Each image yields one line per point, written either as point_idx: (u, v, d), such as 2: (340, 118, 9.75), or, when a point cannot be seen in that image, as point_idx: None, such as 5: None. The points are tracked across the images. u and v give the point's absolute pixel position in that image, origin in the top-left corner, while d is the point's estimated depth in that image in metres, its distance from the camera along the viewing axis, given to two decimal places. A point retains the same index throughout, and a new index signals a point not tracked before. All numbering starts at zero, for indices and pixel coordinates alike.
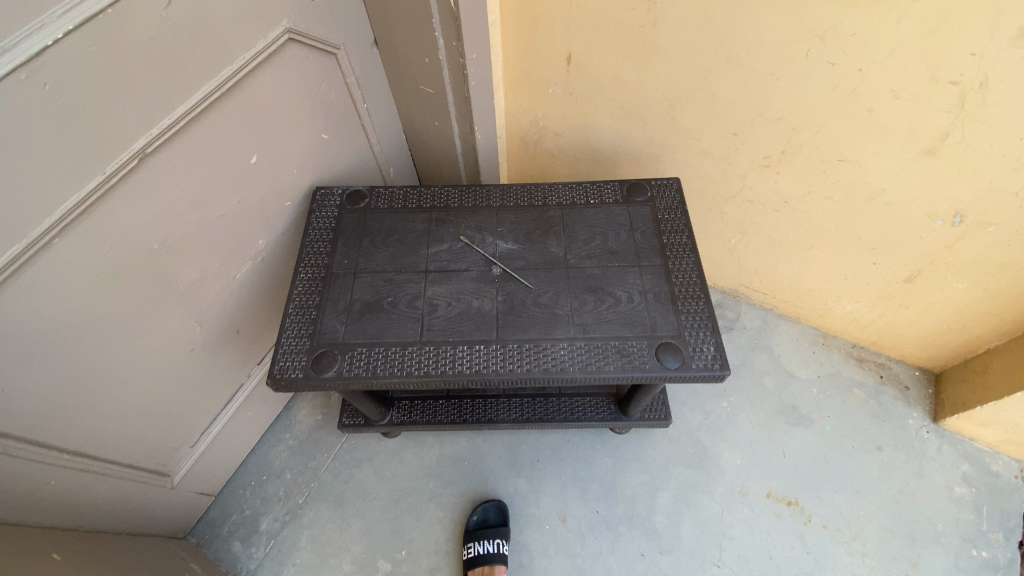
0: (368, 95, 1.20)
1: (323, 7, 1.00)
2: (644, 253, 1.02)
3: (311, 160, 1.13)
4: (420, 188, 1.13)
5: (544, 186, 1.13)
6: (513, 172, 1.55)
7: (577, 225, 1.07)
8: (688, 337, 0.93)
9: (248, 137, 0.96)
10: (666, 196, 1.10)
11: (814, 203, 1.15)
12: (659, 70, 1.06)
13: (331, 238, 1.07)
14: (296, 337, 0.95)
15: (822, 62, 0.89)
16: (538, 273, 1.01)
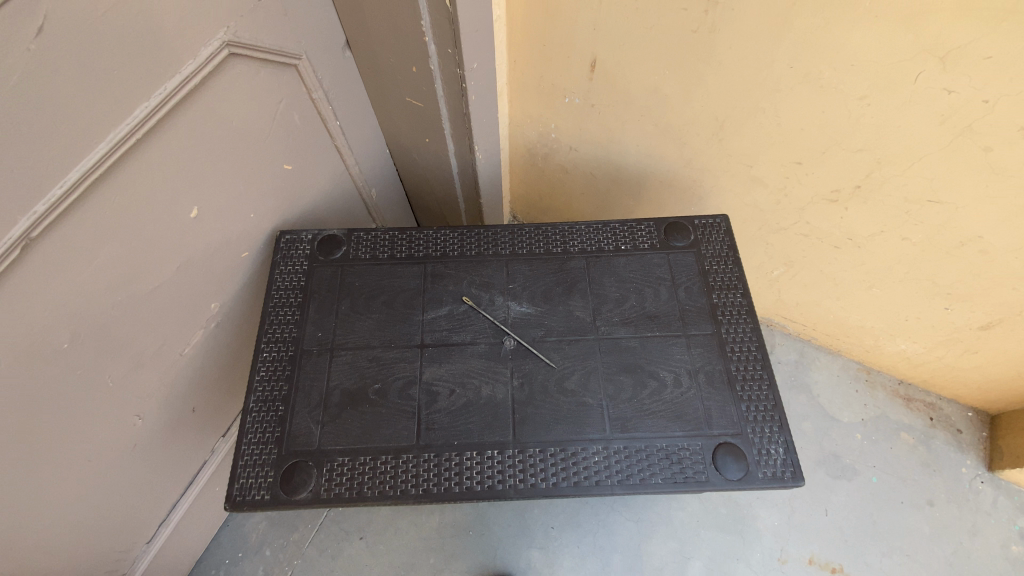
0: (340, 110, 0.97)
1: (275, 7, 0.76)
2: (691, 318, 0.83)
3: (271, 198, 0.91)
4: (411, 230, 0.91)
5: (564, 226, 0.92)
6: (517, 188, 1.33)
7: (608, 279, 0.87)
8: (751, 435, 0.75)
9: (183, 182, 0.74)
10: (714, 239, 0.90)
11: (885, 244, 0.97)
12: (709, 86, 0.84)
13: (300, 301, 0.86)
14: (260, 441, 0.76)
15: (935, 88, 0.70)
16: (561, 347, 0.82)
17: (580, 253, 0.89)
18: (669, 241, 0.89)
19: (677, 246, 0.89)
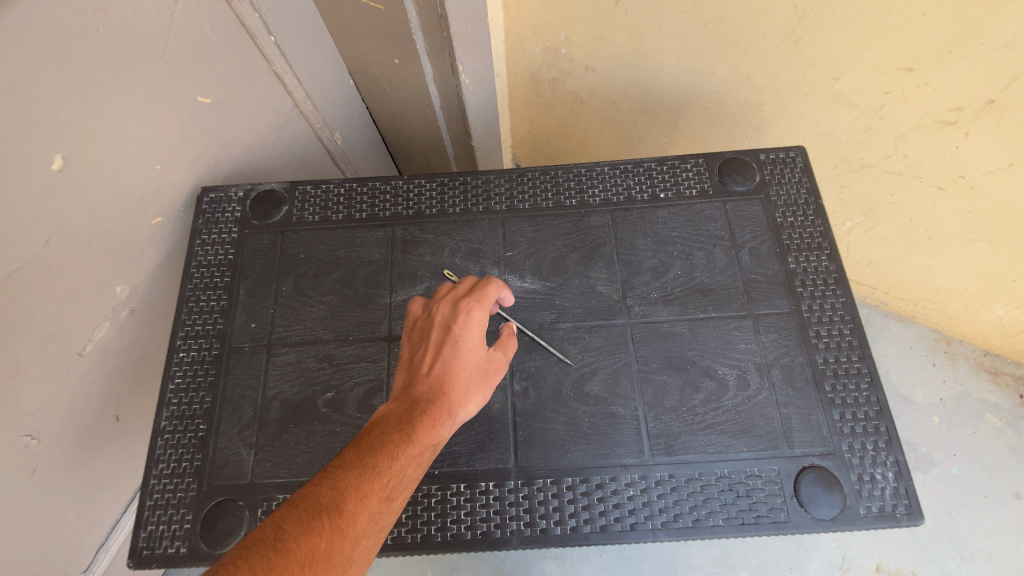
0: (272, 20, 0.71)
1: None
2: (759, 291, 0.60)
3: (181, 139, 0.67)
4: (374, 180, 0.68)
5: (580, 168, 0.67)
6: (518, 129, 1.08)
7: (641, 240, 0.63)
8: (849, 456, 0.53)
9: (21, 113, 0.50)
10: (786, 181, 0.65)
11: (1013, 180, 0.72)
12: None
13: (227, 281, 0.64)
14: (175, 473, 0.56)
15: None
16: (579, 336, 0.60)
17: (603, 205, 0.65)
18: (726, 184, 0.65)
19: (736, 192, 0.65)
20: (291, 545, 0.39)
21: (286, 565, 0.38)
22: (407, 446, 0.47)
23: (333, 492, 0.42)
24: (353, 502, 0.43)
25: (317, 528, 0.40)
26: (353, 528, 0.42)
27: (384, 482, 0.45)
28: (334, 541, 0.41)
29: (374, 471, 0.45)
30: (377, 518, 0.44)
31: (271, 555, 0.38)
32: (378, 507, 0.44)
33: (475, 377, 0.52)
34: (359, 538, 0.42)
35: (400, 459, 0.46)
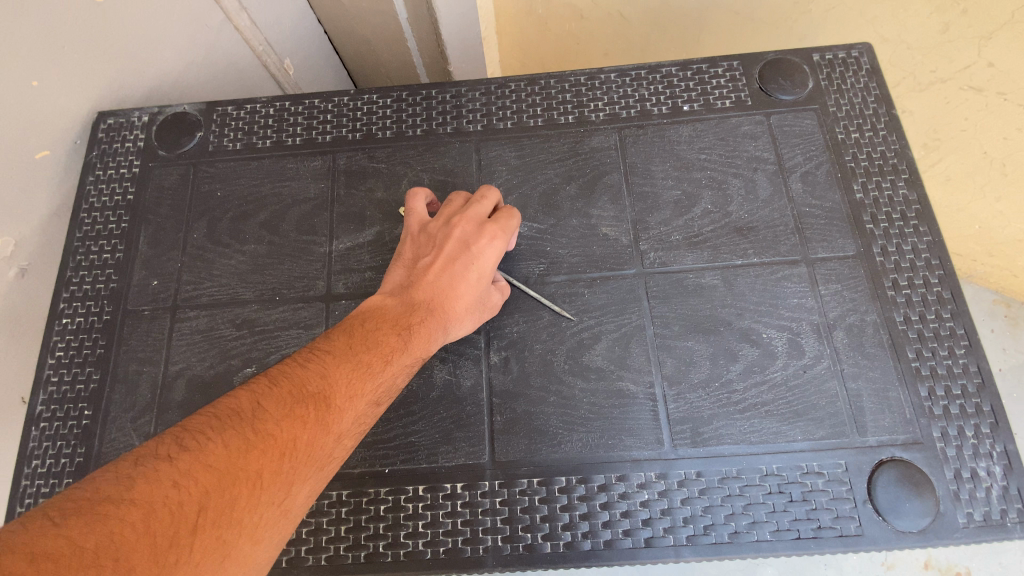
0: None
1: None
2: (816, 228, 0.45)
3: (67, 48, 0.49)
4: (312, 97, 0.53)
5: (576, 75, 0.52)
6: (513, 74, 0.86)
7: (659, 166, 0.48)
8: (942, 447, 0.39)
9: None
10: (849, 87, 0.50)
11: None
12: None
13: (125, 228, 0.50)
14: (51, 473, 0.43)
15: None
16: (577, 291, 0.45)
17: (608, 121, 0.50)
18: (769, 93, 0.50)
19: (782, 102, 0.50)
20: (271, 427, 0.30)
21: (265, 449, 0.29)
22: (405, 355, 0.37)
23: (321, 380, 0.33)
24: (345, 396, 0.33)
25: (302, 414, 0.31)
26: (341, 426, 0.32)
27: (379, 386, 0.35)
28: (322, 434, 0.31)
29: (368, 374, 0.35)
30: (365, 423, 0.34)
31: (244, 432, 0.29)
32: (367, 414, 0.34)
33: (477, 312, 0.42)
34: (346, 441, 0.33)
35: (398, 363, 0.36)
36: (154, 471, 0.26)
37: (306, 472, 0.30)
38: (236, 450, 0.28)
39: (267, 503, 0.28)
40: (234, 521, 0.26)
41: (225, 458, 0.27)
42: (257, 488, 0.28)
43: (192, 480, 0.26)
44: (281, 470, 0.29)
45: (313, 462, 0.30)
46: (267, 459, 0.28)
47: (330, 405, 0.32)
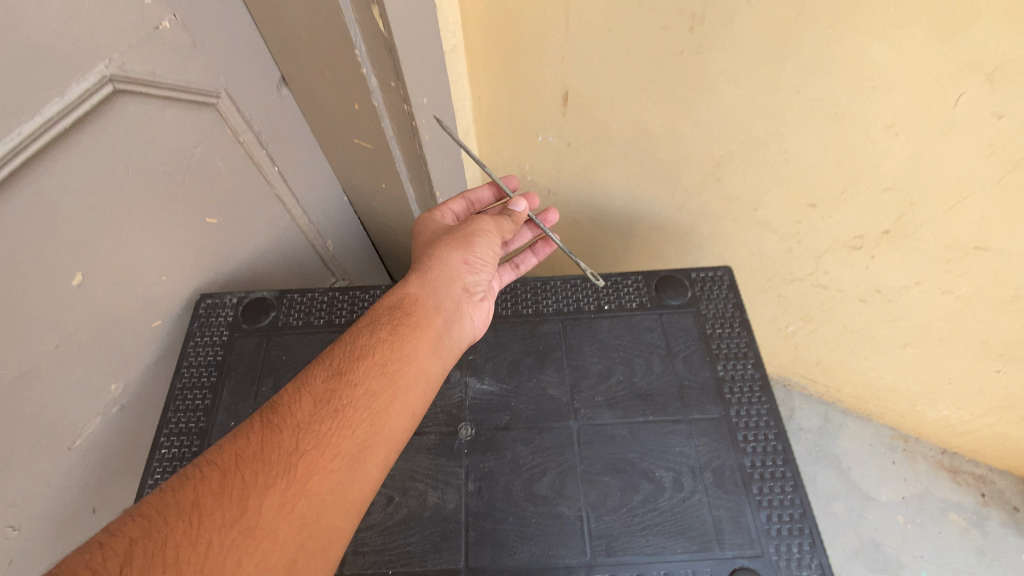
0: (278, 155, 0.83)
1: (181, 38, 0.64)
2: (692, 395, 0.67)
3: (189, 256, 0.77)
4: (354, 291, 0.79)
5: (536, 281, 0.77)
6: None
7: (588, 347, 0.71)
8: (776, 560, 0.57)
9: (48, 235, 0.58)
10: (715, 297, 0.75)
11: (921, 297, 0.81)
12: (703, 120, 0.72)
13: (214, 380, 0.71)
14: None
15: (980, 113, 0.56)
16: (531, 436, 0.65)
17: (555, 313, 0.74)
18: (662, 299, 0.75)
19: (671, 305, 0.74)
20: (211, 459, 0.45)
21: (212, 472, 0.44)
22: (359, 343, 0.55)
23: (257, 415, 0.49)
24: (285, 402, 0.49)
25: (247, 434, 0.47)
26: (280, 436, 0.47)
27: (323, 380, 0.51)
28: (264, 445, 0.46)
29: (305, 388, 0.51)
30: (320, 399, 0.50)
31: (183, 474, 0.44)
32: (313, 410, 0.49)
33: (454, 234, 0.67)
34: (293, 445, 0.47)
35: (339, 355, 0.54)
36: (129, 518, 0.41)
37: (253, 470, 0.44)
38: (172, 489, 0.43)
39: (210, 524, 0.41)
40: (173, 543, 0.40)
41: (155, 504, 0.41)
42: (190, 515, 0.41)
43: (126, 530, 0.40)
44: (217, 488, 0.43)
45: (252, 478, 0.44)
46: (197, 488, 0.43)
47: (273, 420, 0.48)
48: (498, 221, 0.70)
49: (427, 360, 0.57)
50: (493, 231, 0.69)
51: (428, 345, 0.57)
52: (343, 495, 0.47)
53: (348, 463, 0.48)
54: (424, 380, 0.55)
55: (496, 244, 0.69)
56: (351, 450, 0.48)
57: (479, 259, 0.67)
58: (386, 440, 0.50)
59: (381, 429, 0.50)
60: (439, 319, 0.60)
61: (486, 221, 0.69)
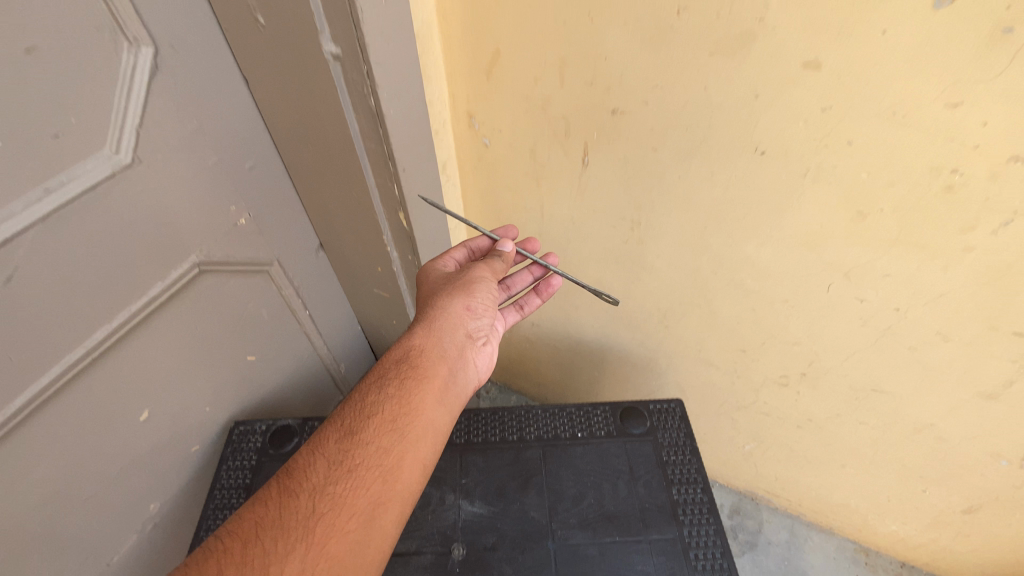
0: (309, 300, 1.02)
1: (251, 228, 0.84)
2: (652, 517, 0.79)
3: (230, 389, 0.92)
4: None
5: (521, 411, 0.92)
6: None
7: (564, 472, 0.84)
8: None
9: (131, 387, 0.74)
10: (670, 427, 0.89)
11: (844, 426, 0.96)
12: (649, 284, 0.92)
13: (242, 502, 0.83)
14: None
15: (849, 297, 0.74)
16: (515, 556, 0.76)
17: (536, 440, 0.88)
18: (627, 428, 0.89)
19: (634, 433, 0.89)
20: (238, 529, 0.53)
21: (241, 538, 0.52)
22: (365, 407, 0.65)
23: (280, 481, 0.58)
24: (304, 467, 0.59)
25: (271, 500, 0.56)
26: (299, 499, 0.56)
27: (334, 444, 0.61)
28: (285, 510, 0.55)
29: (319, 453, 0.60)
30: (334, 460, 0.59)
31: (211, 547, 0.52)
32: (327, 472, 0.58)
33: (447, 292, 0.78)
34: (310, 509, 0.55)
35: (350, 418, 0.64)
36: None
37: (275, 534, 0.53)
38: (201, 560, 0.50)
39: None
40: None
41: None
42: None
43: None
44: (243, 556, 0.51)
45: (273, 543, 0.52)
46: (223, 559, 0.50)
47: (292, 486, 0.57)
48: (488, 269, 0.81)
49: (429, 413, 0.66)
50: (483, 280, 0.80)
51: (428, 400, 0.67)
52: (360, 553, 0.55)
53: (362, 521, 0.56)
54: (426, 431, 0.65)
55: (485, 293, 0.80)
56: (364, 508, 0.57)
57: (472, 309, 0.78)
58: (396, 494, 0.59)
59: (389, 485, 0.59)
60: (438, 374, 0.70)
61: (477, 272, 0.80)
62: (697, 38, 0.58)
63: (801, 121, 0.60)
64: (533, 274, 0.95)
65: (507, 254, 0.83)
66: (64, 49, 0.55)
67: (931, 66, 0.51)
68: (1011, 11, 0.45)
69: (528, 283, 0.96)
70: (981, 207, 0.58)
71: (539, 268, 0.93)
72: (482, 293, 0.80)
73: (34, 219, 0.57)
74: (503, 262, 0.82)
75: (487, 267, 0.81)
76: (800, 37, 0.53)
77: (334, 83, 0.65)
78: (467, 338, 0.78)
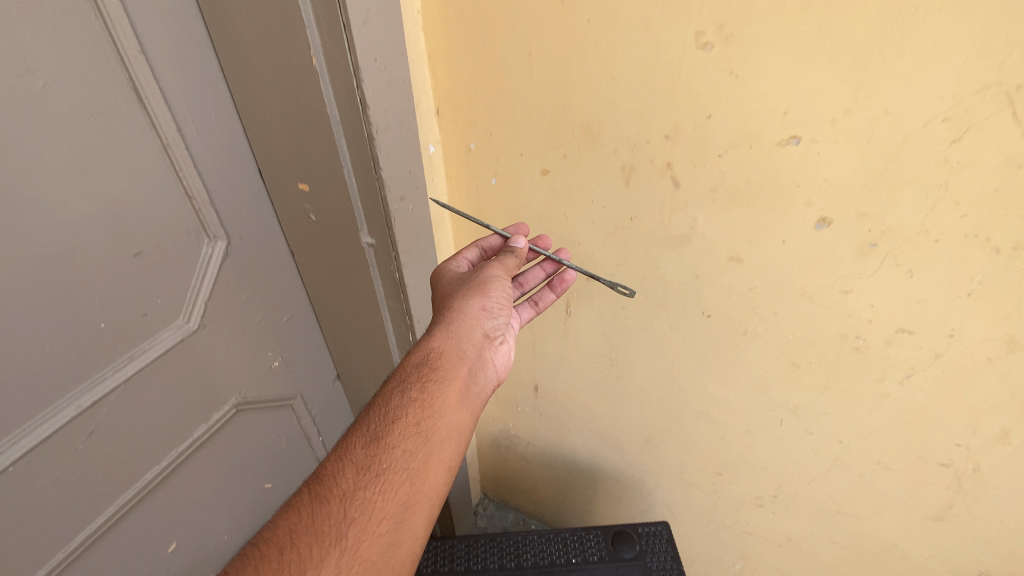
0: (323, 427, 1.13)
1: (282, 369, 0.98)
2: None
3: (247, 517, 0.99)
4: None
5: (519, 536, 0.99)
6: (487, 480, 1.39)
7: None
8: None
9: (166, 521, 0.82)
10: (656, 550, 0.96)
11: (821, 546, 1.02)
12: (630, 411, 1.03)
13: None
14: None
15: (799, 429, 0.86)
16: None
17: (533, 566, 0.94)
18: (617, 552, 0.96)
19: (623, 557, 0.95)
20: (273, 535, 0.52)
21: (272, 550, 0.51)
22: (389, 412, 0.63)
23: (308, 488, 0.56)
24: (330, 474, 0.57)
25: (300, 507, 0.54)
26: (330, 505, 0.54)
27: (363, 448, 0.59)
28: (316, 517, 0.53)
29: (347, 459, 0.58)
30: (361, 464, 0.58)
31: (248, 553, 0.51)
32: (357, 477, 0.57)
33: (462, 294, 0.75)
34: (342, 515, 0.54)
35: (373, 419, 0.62)
36: None
37: (307, 543, 0.51)
38: (239, 568, 0.49)
39: None
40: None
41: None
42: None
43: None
44: (280, 563, 0.50)
45: (308, 550, 0.51)
46: (261, 566, 0.49)
47: (322, 491, 0.56)
48: (502, 267, 0.77)
49: (452, 416, 0.65)
50: (499, 279, 0.76)
51: (450, 404, 0.65)
52: (393, 555, 0.54)
53: (392, 525, 0.55)
54: (449, 435, 0.63)
55: (501, 292, 0.77)
56: (393, 512, 0.56)
57: (487, 311, 0.76)
58: (425, 497, 0.58)
59: (418, 488, 0.58)
60: (458, 376, 0.69)
61: (491, 272, 0.77)
62: (649, 234, 0.76)
63: (735, 295, 0.76)
64: (546, 270, 0.87)
65: (520, 250, 0.79)
66: (164, 250, 0.73)
67: (822, 266, 0.67)
68: (869, 235, 0.63)
69: (541, 280, 0.89)
70: (884, 364, 0.72)
71: (551, 263, 0.85)
72: (499, 292, 0.77)
73: (120, 382, 0.70)
74: (517, 259, 0.78)
75: (501, 263, 0.77)
76: (724, 239, 0.71)
77: (367, 261, 0.82)
78: (484, 339, 0.76)
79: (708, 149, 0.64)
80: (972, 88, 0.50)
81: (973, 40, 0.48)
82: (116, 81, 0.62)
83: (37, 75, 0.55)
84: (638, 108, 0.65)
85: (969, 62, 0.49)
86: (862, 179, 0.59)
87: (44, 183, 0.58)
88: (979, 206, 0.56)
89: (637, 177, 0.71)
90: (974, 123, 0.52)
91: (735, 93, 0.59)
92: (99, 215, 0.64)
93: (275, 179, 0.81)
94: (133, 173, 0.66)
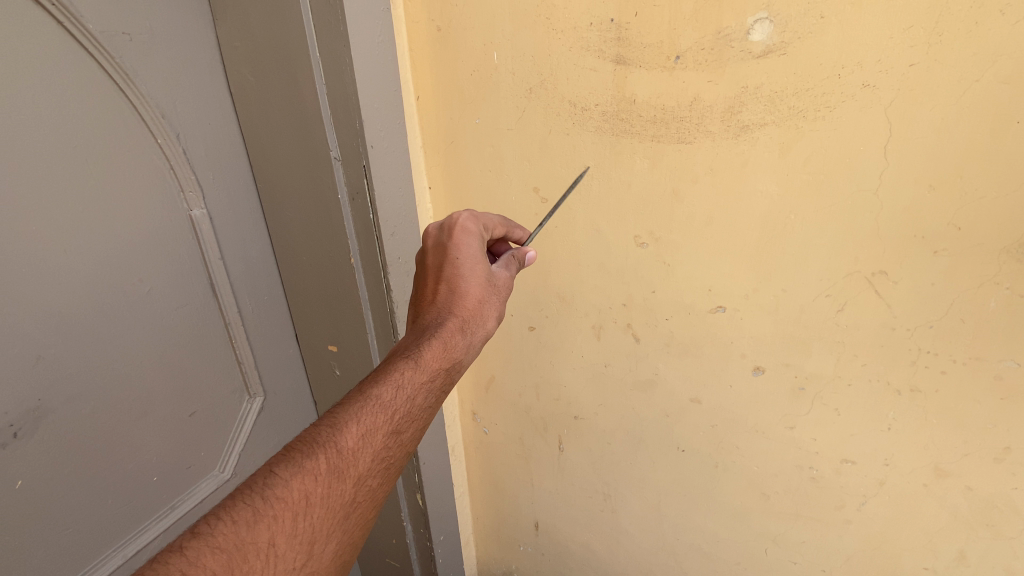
0: None
1: None
2: None
3: None
4: None
5: None
6: None
7: None
8: None
9: None
10: None
11: None
12: (627, 545, 1.07)
13: None
14: None
15: (783, 559, 0.91)
16: None
17: None
18: None
19: None
20: (283, 497, 0.46)
21: (285, 519, 0.45)
22: (411, 401, 0.56)
23: (323, 454, 0.49)
24: (347, 448, 0.51)
25: (314, 478, 0.48)
26: (345, 484, 0.50)
27: (384, 433, 0.53)
28: (329, 494, 0.48)
29: (367, 438, 0.52)
30: (377, 450, 0.53)
31: (256, 509, 0.45)
32: (372, 464, 0.52)
33: (494, 296, 0.66)
34: (352, 496, 0.50)
35: (397, 400, 0.55)
36: (209, 549, 0.42)
37: (320, 519, 0.47)
38: (250, 524, 0.44)
39: (278, 568, 0.44)
40: None
41: (232, 537, 0.43)
42: (266, 556, 0.44)
43: (205, 562, 0.41)
44: (289, 531, 0.45)
45: (318, 524, 0.47)
46: (272, 528, 0.45)
47: (339, 467, 0.49)
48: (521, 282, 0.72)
49: None
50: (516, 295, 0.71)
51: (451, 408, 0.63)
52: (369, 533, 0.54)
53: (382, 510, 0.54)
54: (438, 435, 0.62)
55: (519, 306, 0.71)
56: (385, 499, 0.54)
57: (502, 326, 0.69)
58: None
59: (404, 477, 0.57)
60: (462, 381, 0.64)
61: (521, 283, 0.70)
62: (622, 378, 0.90)
63: (702, 431, 0.87)
64: None
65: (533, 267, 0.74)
66: (215, 409, 0.86)
67: (767, 405, 0.80)
68: (796, 380, 0.77)
69: None
70: (840, 492, 0.81)
71: None
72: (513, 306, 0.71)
73: (159, 531, 0.80)
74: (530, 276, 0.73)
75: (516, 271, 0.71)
76: (684, 383, 0.85)
77: None
78: None
79: (658, 313, 0.81)
80: (840, 275, 0.68)
81: (830, 245, 0.67)
82: (201, 279, 0.81)
83: (145, 282, 0.74)
84: (599, 285, 0.84)
85: (832, 257, 0.67)
86: (779, 338, 0.75)
87: (133, 363, 0.74)
88: (873, 357, 0.71)
89: (606, 333, 0.87)
90: (850, 298, 0.69)
91: (669, 276, 0.78)
92: (171, 385, 0.79)
93: (309, 342, 0.97)
94: (202, 346, 0.83)
